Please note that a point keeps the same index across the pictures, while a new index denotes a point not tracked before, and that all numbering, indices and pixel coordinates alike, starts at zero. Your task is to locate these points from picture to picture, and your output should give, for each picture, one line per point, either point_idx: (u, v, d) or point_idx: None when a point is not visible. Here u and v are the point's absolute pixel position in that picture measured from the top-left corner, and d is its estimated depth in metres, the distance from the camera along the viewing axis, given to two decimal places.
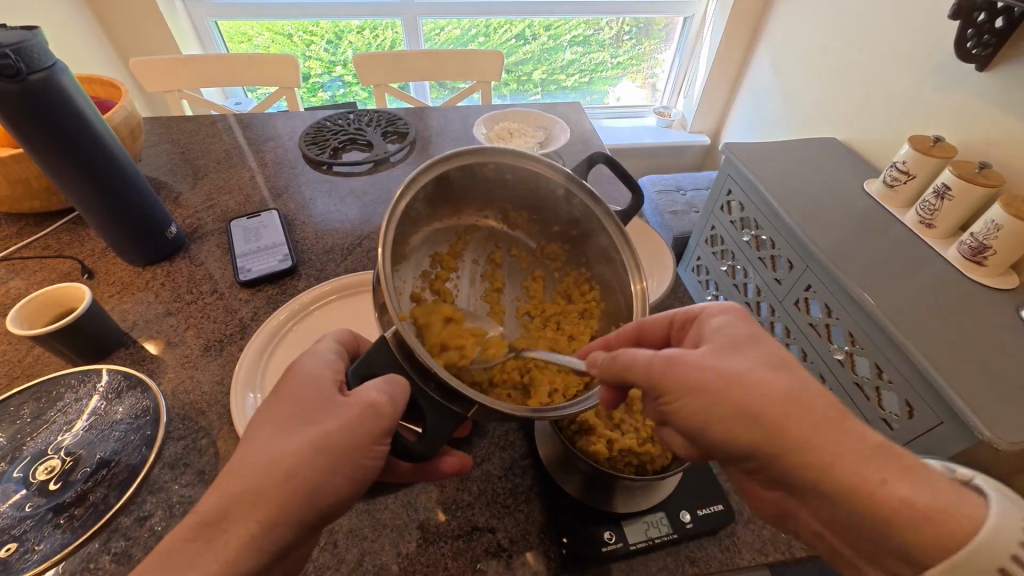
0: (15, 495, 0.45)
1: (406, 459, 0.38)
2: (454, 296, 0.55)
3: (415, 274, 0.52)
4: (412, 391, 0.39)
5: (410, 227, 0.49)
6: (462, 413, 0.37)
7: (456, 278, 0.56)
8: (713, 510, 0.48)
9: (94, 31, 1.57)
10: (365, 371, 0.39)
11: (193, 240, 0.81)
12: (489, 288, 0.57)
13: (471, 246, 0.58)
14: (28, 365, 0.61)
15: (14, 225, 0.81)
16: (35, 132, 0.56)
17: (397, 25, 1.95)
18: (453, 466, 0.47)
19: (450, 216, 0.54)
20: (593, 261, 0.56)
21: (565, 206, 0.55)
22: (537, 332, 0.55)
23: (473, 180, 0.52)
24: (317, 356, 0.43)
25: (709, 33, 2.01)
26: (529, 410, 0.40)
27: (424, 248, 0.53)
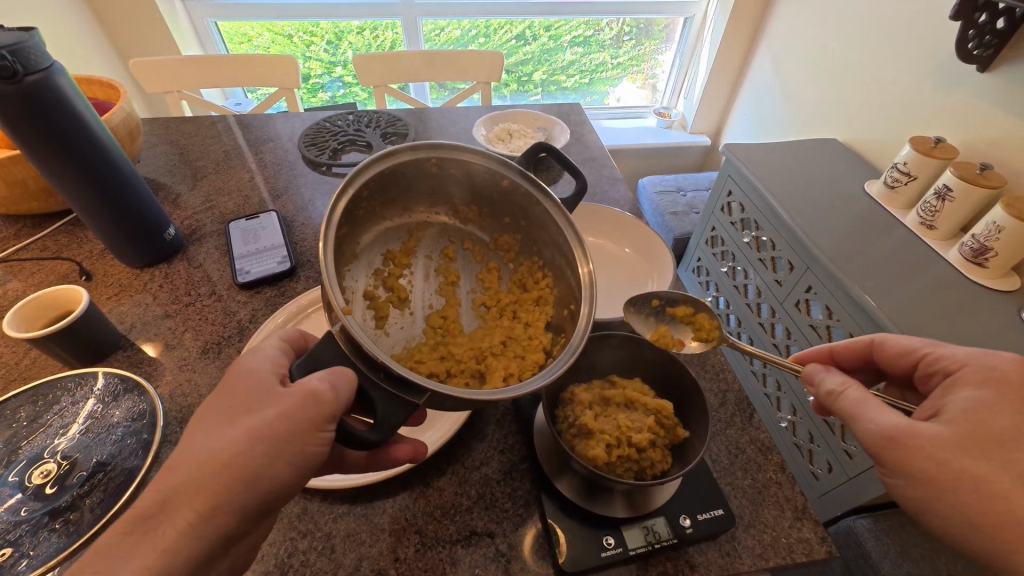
0: (10, 500, 0.45)
1: (354, 447, 0.37)
2: (410, 292, 0.58)
3: (368, 273, 0.56)
4: (362, 383, 0.38)
5: (358, 227, 0.51)
6: (414, 402, 0.37)
7: (410, 274, 0.59)
8: (714, 515, 0.47)
9: (94, 32, 1.56)
10: (312, 365, 0.38)
11: (192, 241, 0.81)
12: (444, 282, 0.59)
13: (424, 243, 0.60)
14: (25, 367, 0.60)
15: (12, 227, 0.81)
16: (33, 133, 0.56)
17: (397, 25, 1.95)
18: (407, 453, 0.47)
19: (399, 214, 0.57)
20: (544, 249, 0.56)
21: (511, 196, 0.54)
22: (493, 322, 0.55)
23: (417, 176, 0.53)
24: (258, 354, 0.42)
25: (710, 34, 2.00)
26: (485, 395, 0.39)
27: (375, 247, 0.56)
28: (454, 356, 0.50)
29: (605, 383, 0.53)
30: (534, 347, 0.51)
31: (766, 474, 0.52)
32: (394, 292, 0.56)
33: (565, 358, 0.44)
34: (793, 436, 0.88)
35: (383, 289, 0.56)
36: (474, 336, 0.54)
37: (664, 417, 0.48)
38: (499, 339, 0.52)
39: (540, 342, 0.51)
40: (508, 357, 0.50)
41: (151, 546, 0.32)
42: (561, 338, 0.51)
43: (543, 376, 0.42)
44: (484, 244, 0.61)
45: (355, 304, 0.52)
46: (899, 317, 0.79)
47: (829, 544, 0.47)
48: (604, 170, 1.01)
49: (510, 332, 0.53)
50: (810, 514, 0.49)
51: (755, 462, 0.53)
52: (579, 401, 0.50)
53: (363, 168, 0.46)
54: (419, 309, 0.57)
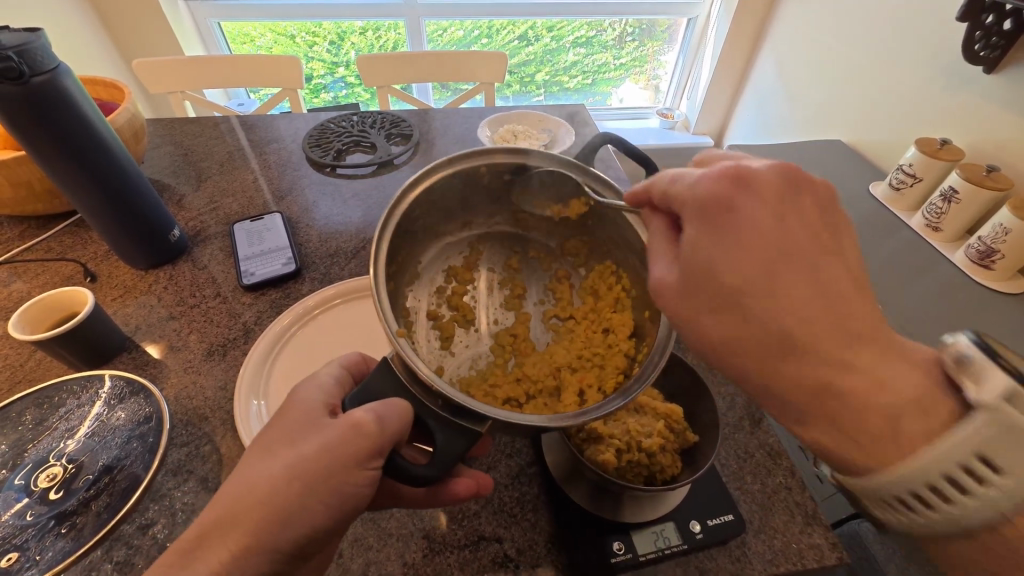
0: (16, 504, 0.44)
1: (410, 484, 0.36)
2: (474, 309, 0.59)
3: (433, 289, 0.58)
4: (417, 411, 0.38)
5: (416, 246, 0.53)
6: (476, 429, 0.36)
7: (473, 290, 0.60)
8: (723, 520, 0.47)
9: (97, 32, 1.56)
10: (365, 397, 0.38)
11: (196, 243, 0.81)
12: (512, 293, 0.60)
13: (485, 254, 0.61)
14: (30, 369, 0.60)
15: (17, 228, 0.81)
16: (36, 132, 0.56)
17: (400, 25, 1.95)
18: (469, 488, 0.45)
19: (459, 229, 0.57)
20: (614, 250, 0.54)
21: (574, 195, 0.52)
22: (567, 333, 0.55)
23: (469, 189, 0.52)
24: (314, 383, 0.42)
25: (714, 34, 2.00)
26: (551, 420, 0.38)
27: (439, 262, 0.58)
28: (530, 377, 0.51)
29: None
30: (614, 356, 0.50)
31: (775, 479, 0.52)
32: (459, 311, 0.58)
33: (652, 364, 0.42)
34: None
35: (451, 308, 0.58)
36: (547, 351, 0.54)
37: (673, 421, 0.48)
38: (575, 351, 0.52)
39: (620, 349, 0.50)
40: (585, 368, 0.50)
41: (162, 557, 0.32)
42: (643, 344, 0.48)
43: (614, 402, 0.40)
44: (551, 249, 0.60)
45: (421, 324, 0.55)
46: (904, 322, 0.78)
47: (840, 550, 0.47)
48: (610, 172, 1.00)
49: (585, 343, 0.52)
50: (820, 519, 0.49)
51: (764, 467, 0.53)
52: None
53: (400, 195, 0.45)
54: (483, 325, 0.59)
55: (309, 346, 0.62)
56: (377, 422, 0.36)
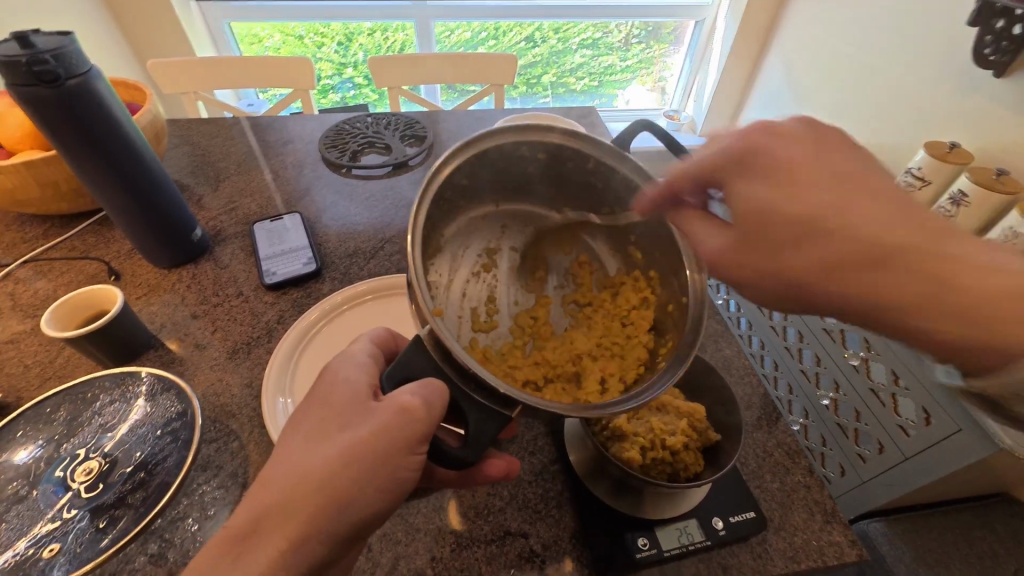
0: (56, 498, 0.45)
1: (449, 467, 0.38)
2: (496, 293, 0.54)
3: (454, 264, 0.52)
4: (452, 395, 0.38)
5: (441, 218, 0.49)
6: (506, 413, 0.37)
7: (496, 271, 0.55)
8: (744, 517, 0.48)
9: (111, 33, 1.58)
10: (402, 376, 0.39)
11: (216, 242, 0.82)
12: (540, 275, 0.56)
13: (510, 235, 0.56)
14: (59, 366, 0.61)
15: (40, 227, 0.82)
16: (68, 133, 0.57)
17: (408, 27, 1.96)
18: (499, 470, 0.46)
19: (487, 207, 0.54)
20: (643, 242, 0.52)
21: (602, 181, 0.51)
22: (588, 317, 0.53)
23: (502, 167, 0.50)
24: (351, 361, 0.43)
25: (721, 37, 2.01)
26: (580, 411, 0.38)
27: (462, 239, 0.53)
28: (549, 361, 0.49)
29: None
30: (634, 347, 0.50)
31: (794, 477, 0.53)
32: (481, 291, 0.53)
33: (681, 356, 0.43)
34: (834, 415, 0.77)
35: (474, 287, 0.53)
36: (567, 335, 0.52)
37: (696, 420, 0.49)
38: (596, 339, 0.51)
39: (639, 341, 0.50)
40: (605, 358, 0.49)
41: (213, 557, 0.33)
42: (666, 338, 0.48)
43: (634, 401, 0.41)
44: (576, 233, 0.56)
45: (451, 300, 0.50)
46: None
47: (859, 548, 0.48)
48: None
49: (605, 331, 0.52)
50: (839, 517, 0.50)
51: (783, 465, 0.54)
52: None
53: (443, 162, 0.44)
54: (504, 307, 0.54)
55: (335, 343, 0.63)
56: (424, 407, 0.37)
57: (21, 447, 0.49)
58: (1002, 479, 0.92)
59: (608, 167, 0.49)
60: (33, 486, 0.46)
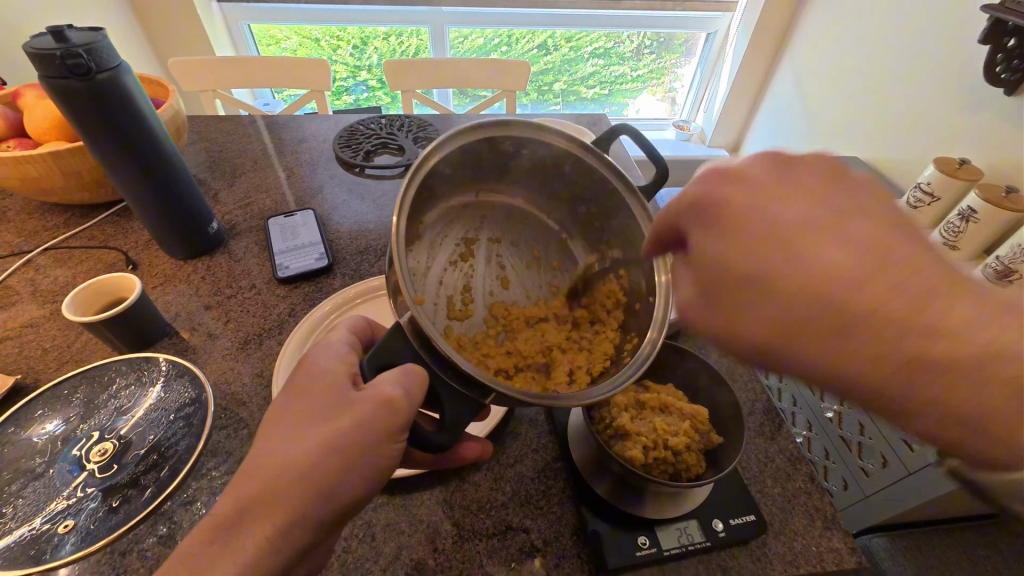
0: (72, 476, 0.47)
1: (422, 450, 0.39)
2: (469, 283, 0.54)
3: (432, 252, 0.51)
4: (431, 380, 0.39)
5: (424, 204, 0.47)
6: (481, 400, 0.39)
7: (471, 261, 0.55)
8: (745, 520, 0.49)
9: (134, 32, 1.62)
10: (381, 363, 0.39)
11: (231, 236, 0.83)
12: (520, 267, 0.56)
13: (487, 224, 0.55)
14: (76, 351, 0.63)
15: (61, 217, 0.84)
16: (97, 125, 0.59)
17: (423, 32, 1.99)
18: (475, 452, 0.48)
19: (467, 195, 0.52)
20: (614, 243, 0.54)
21: (581, 179, 0.52)
22: (559, 310, 0.55)
23: (485, 156, 0.49)
24: (327, 351, 0.42)
25: (732, 49, 2.03)
26: (557, 402, 0.40)
27: (440, 226, 0.51)
28: (521, 351, 0.50)
29: (639, 388, 0.54)
30: (600, 341, 0.52)
31: (795, 483, 0.53)
32: (457, 278, 0.53)
33: (646, 354, 0.46)
34: (839, 429, 0.75)
35: (450, 274, 0.52)
36: (540, 326, 0.53)
37: (699, 423, 0.49)
38: (564, 334, 0.53)
39: (607, 336, 0.52)
40: (574, 352, 0.51)
41: (220, 539, 0.34)
42: (628, 335, 0.52)
43: (601, 393, 0.43)
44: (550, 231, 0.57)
45: (427, 287, 0.49)
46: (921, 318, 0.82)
47: (859, 555, 0.48)
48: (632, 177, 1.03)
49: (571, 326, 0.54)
50: (840, 524, 0.50)
51: (785, 471, 0.54)
52: (616, 404, 0.51)
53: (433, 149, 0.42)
54: (478, 297, 0.54)
55: None
56: (405, 398, 0.37)
57: (40, 425, 0.51)
58: None
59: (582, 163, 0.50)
60: (50, 464, 0.48)
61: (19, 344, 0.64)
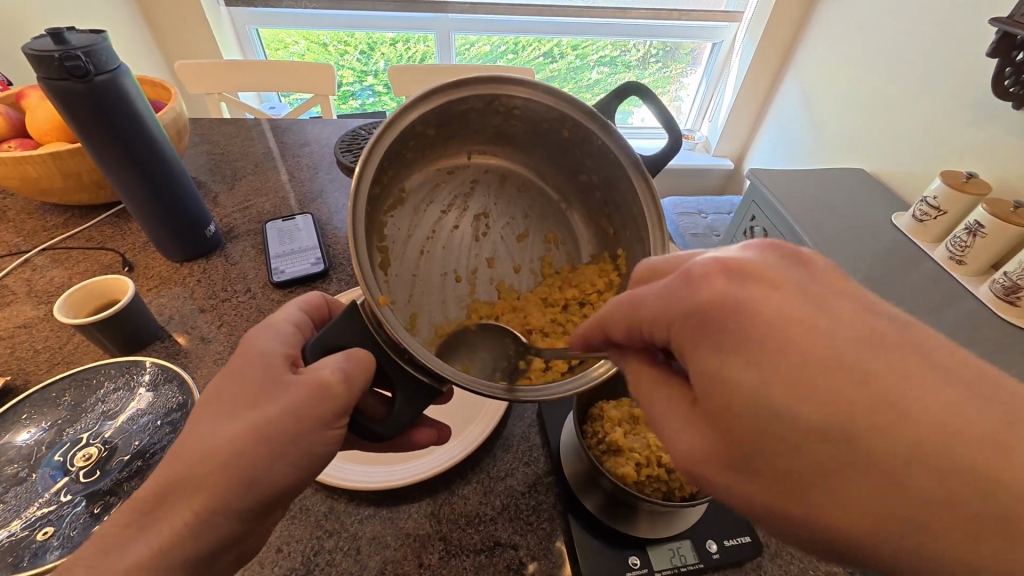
0: (54, 481, 0.46)
1: (370, 440, 0.39)
2: (451, 249, 0.55)
3: (417, 218, 0.55)
4: (383, 365, 0.39)
5: (406, 167, 0.51)
6: (438, 390, 0.39)
7: (458, 226, 0.57)
8: (739, 541, 0.48)
9: (143, 35, 1.64)
10: (329, 348, 0.39)
11: (228, 239, 0.83)
12: (513, 243, 0.57)
13: (480, 192, 0.58)
14: (68, 352, 0.63)
15: (60, 217, 0.84)
16: (91, 125, 0.58)
17: (429, 38, 2.00)
18: (428, 437, 0.51)
19: (459, 160, 0.56)
20: (615, 218, 0.53)
21: (585, 146, 0.49)
22: (547, 290, 0.55)
23: (471, 117, 0.49)
24: (272, 333, 0.41)
25: (738, 59, 2.03)
26: (510, 391, 0.40)
27: (426, 193, 0.56)
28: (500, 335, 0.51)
29: (634, 402, 0.53)
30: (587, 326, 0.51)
31: None
32: (444, 251, 0.55)
33: None
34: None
35: (434, 247, 0.55)
36: (521, 305, 0.54)
37: None
38: (549, 317, 0.52)
39: None
40: (555, 337, 0.51)
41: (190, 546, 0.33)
42: None
43: (570, 387, 0.42)
44: (550, 201, 0.58)
45: (406, 254, 0.53)
46: None
47: None
48: None
49: (560, 307, 0.53)
50: None
51: None
52: (608, 418, 0.50)
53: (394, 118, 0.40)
54: (465, 273, 0.54)
55: None
56: (343, 382, 0.37)
57: (24, 428, 0.50)
58: None
59: (586, 132, 0.47)
60: (32, 469, 0.47)
61: (12, 344, 0.64)
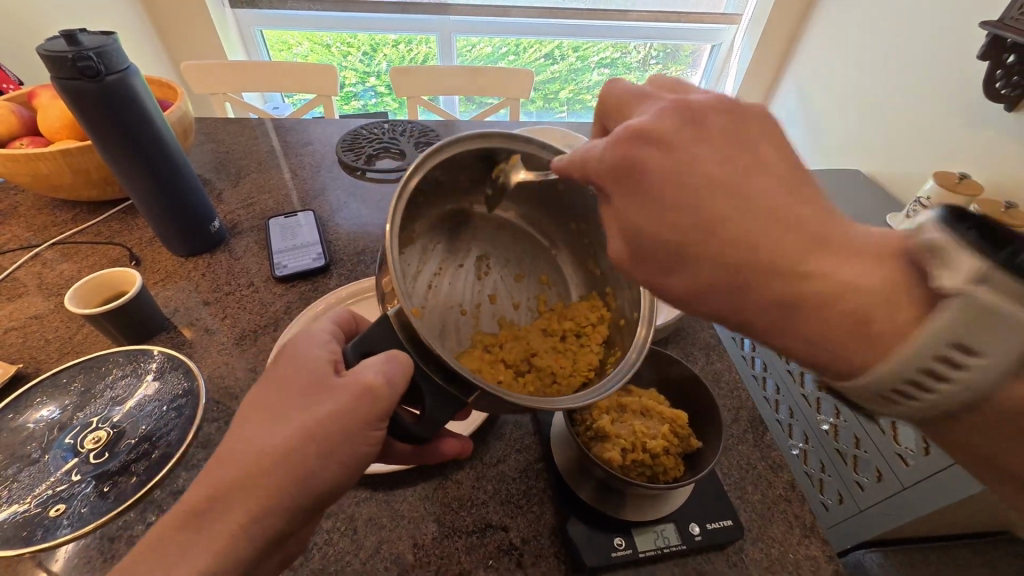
0: (65, 462, 0.48)
1: (405, 440, 0.41)
2: (450, 290, 0.54)
3: (423, 259, 0.52)
4: (414, 374, 0.39)
5: (416, 211, 0.48)
6: (462, 400, 0.40)
7: (456, 268, 0.55)
8: (722, 525, 0.49)
9: (149, 35, 1.67)
10: (367, 349, 0.41)
11: (232, 235, 0.85)
12: (510, 281, 0.58)
13: (478, 235, 0.57)
14: (77, 341, 0.65)
15: (70, 212, 0.87)
16: (101, 123, 0.60)
17: (432, 40, 2.03)
18: (454, 448, 0.49)
19: (462, 203, 0.54)
20: (602, 259, 0.56)
21: (579, 196, 0.53)
22: (546, 321, 0.56)
23: (481, 165, 0.50)
24: (311, 340, 0.42)
25: (737, 61, 2.04)
26: (536, 403, 0.41)
27: (430, 234, 0.53)
28: (509, 364, 0.51)
29: (622, 391, 0.54)
30: (585, 353, 0.53)
31: (776, 490, 0.53)
32: (448, 288, 0.54)
33: (625, 364, 0.47)
34: (835, 441, 0.67)
35: (439, 284, 0.53)
36: (524, 335, 0.54)
37: (678, 426, 0.50)
38: (550, 345, 0.54)
39: (590, 350, 0.53)
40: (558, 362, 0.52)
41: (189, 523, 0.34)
42: (614, 350, 0.52)
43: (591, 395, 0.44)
44: (540, 244, 0.60)
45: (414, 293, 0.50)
46: None
47: (836, 564, 0.48)
48: None
49: (559, 336, 0.55)
50: (818, 532, 0.50)
51: (765, 478, 0.54)
52: (596, 406, 0.52)
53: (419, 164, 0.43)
54: (466, 308, 0.55)
55: None
56: (385, 386, 0.37)
57: (37, 411, 0.52)
58: (999, 516, 0.90)
59: (581, 183, 0.51)
60: (45, 450, 0.49)
61: (24, 334, 0.66)
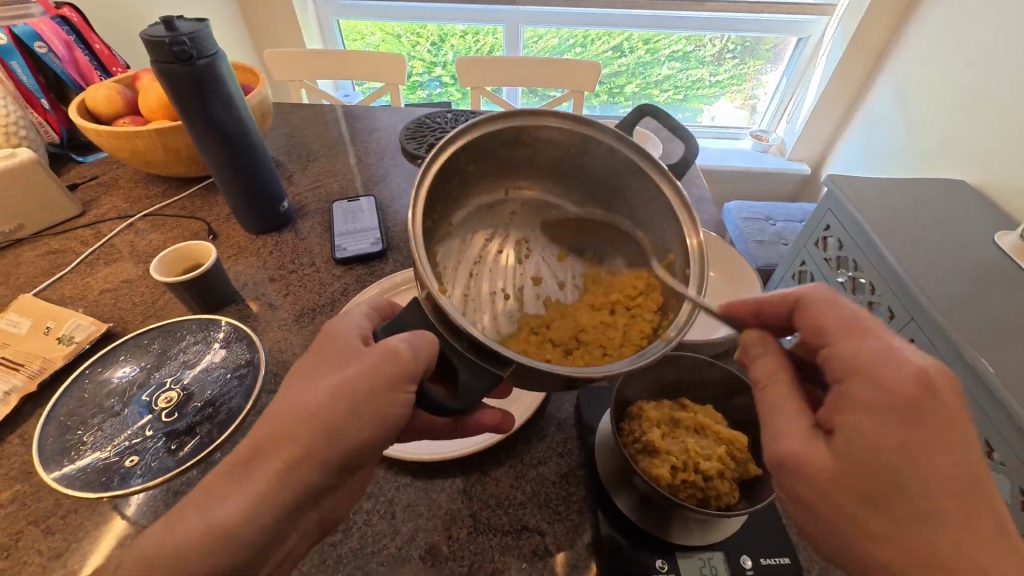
0: (141, 417, 0.53)
1: (438, 415, 0.38)
2: (494, 276, 0.57)
3: (464, 248, 0.57)
4: (442, 349, 0.39)
5: (447, 209, 0.52)
6: (498, 372, 0.37)
7: (502, 255, 0.59)
8: (778, 562, 0.45)
9: (238, 25, 1.78)
10: (398, 329, 0.42)
11: (299, 216, 0.89)
12: (554, 261, 0.58)
13: (517, 223, 0.60)
14: (159, 306, 0.70)
15: (161, 187, 0.95)
16: (191, 105, 0.65)
17: (499, 30, 2.02)
18: (493, 419, 0.50)
19: (497, 194, 0.57)
20: (643, 229, 0.53)
21: (609, 167, 0.51)
22: (592, 296, 0.54)
23: (504, 151, 0.52)
24: (348, 320, 0.44)
25: (825, 56, 1.88)
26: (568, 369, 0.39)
27: (470, 226, 0.57)
28: (552, 340, 0.50)
29: (676, 405, 0.51)
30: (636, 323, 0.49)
31: None
32: (491, 276, 0.57)
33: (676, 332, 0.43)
34: None
35: (481, 272, 0.57)
36: (571, 312, 0.53)
37: (735, 449, 0.47)
38: (597, 318, 0.51)
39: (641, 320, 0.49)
40: (604, 335, 0.49)
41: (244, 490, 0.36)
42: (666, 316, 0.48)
43: (626, 364, 0.40)
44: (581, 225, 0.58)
45: (456, 280, 0.54)
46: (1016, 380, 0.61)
47: None
48: (695, 188, 0.96)
49: (606, 310, 0.52)
50: None
51: None
52: (647, 418, 0.49)
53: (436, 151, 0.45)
54: (512, 291, 0.56)
55: None
56: (410, 351, 0.38)
57: (120, 368, 0.58)
58: None
59: (603, 149, 0.50)
60: (125, 404, 0.54)
61: (115, 296, 0.72)
